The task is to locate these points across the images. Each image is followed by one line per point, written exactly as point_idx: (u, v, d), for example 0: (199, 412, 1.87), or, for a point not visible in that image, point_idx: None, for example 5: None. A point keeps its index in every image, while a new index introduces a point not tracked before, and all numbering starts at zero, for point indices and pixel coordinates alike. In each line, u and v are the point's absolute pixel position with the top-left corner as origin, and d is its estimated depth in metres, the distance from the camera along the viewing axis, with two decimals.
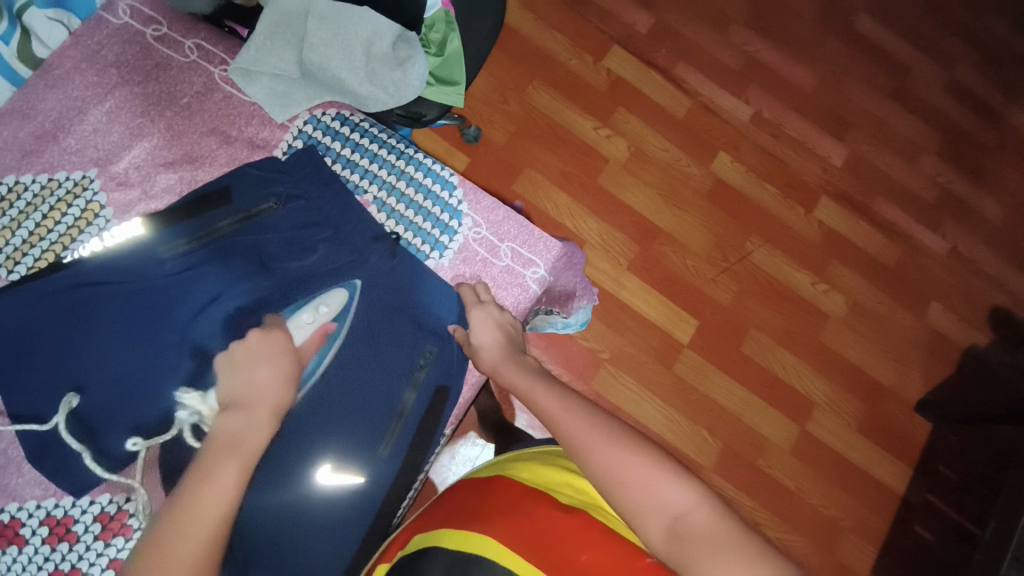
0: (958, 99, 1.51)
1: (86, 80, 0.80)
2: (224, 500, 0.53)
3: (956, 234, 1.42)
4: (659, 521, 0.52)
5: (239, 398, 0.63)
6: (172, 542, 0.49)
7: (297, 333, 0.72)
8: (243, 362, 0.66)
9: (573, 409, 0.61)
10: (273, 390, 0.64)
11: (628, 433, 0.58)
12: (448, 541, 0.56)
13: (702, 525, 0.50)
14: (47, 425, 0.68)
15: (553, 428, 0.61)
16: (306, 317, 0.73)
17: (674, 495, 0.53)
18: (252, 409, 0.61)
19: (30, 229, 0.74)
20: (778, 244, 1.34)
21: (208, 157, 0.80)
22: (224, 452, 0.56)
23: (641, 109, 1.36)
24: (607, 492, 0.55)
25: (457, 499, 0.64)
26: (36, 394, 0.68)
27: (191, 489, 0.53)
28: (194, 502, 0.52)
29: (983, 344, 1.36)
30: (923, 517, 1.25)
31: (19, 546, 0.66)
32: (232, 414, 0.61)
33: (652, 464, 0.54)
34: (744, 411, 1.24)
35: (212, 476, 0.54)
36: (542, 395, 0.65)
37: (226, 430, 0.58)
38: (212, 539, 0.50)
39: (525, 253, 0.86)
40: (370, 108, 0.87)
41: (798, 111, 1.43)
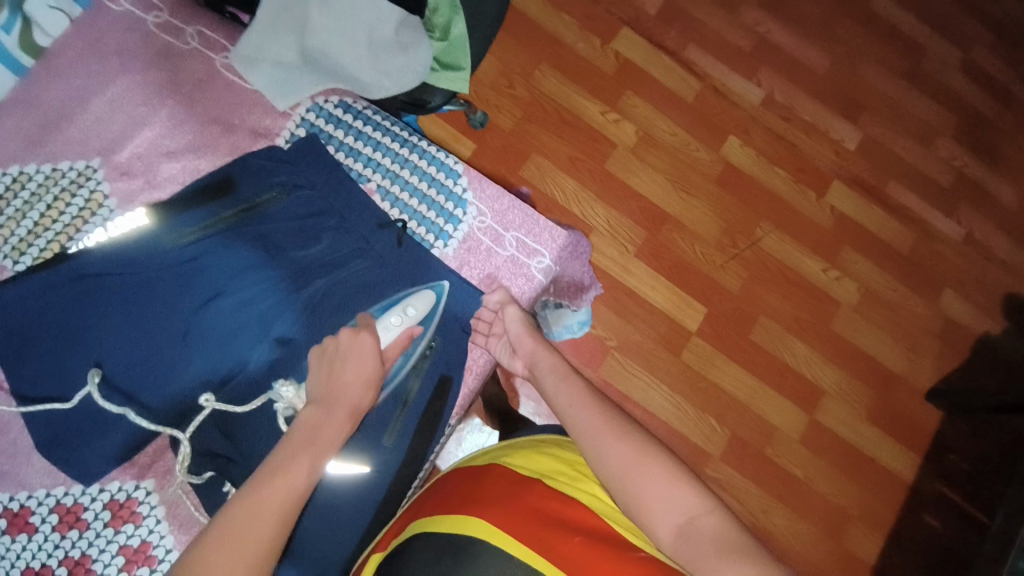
0: (977, 80, 1.47)
1: (87, 69, 0.79)
2: (297, 490, 0.56)
3: (972, 219, 1.39)
4: (670, 522, 0.52)
5: (323, 394, 0.65)
6: (244, 527, 0.52)
7: (385, 335, 0.72)
8: (334, 360, 0.67)
9: (586, 399, 0.63)
10: (359, 391, 0.66)
11: (642, 433, 0.59)
12: (441, 524, 0.57)
13: (712, 529, 0.51)
14: (69, 403, 0.68)
15: (564, 414, 0.63)
16: (394, 320, 0.73)
17: (686, 498, 0.53)
18: (334, 406, 0.64)
19: (36, 220, 0.74)
20: (789, 231, 1.32)
21: (211, 146, 0.80)
22: (301, 445, 0.59)
23: (649, 92, 1.34)
24: (617, 487, 0.55)
25: (448, 488, 0.63)
26: (46, 381, 0.69)
27: (266, 475, 0.56)
28: (265, 495, 0.54)
29: (996, 332, 1.34)
30: (932, 505, 1.24)
31: (29, 534, 0.68)
32: (314, 409, 0.63)
33: (667, 468, 0.55)
34: (752, 399, 1.23)
35: (289, 466, 0.57)
36: (554, 381, 0.68)
37: (308, 423, 0.62)
38: (278, 527, 0.54)
39: (531, 243, 0.85)
40: (375, 96, 0.85)
41: (810, 93, 1.40)
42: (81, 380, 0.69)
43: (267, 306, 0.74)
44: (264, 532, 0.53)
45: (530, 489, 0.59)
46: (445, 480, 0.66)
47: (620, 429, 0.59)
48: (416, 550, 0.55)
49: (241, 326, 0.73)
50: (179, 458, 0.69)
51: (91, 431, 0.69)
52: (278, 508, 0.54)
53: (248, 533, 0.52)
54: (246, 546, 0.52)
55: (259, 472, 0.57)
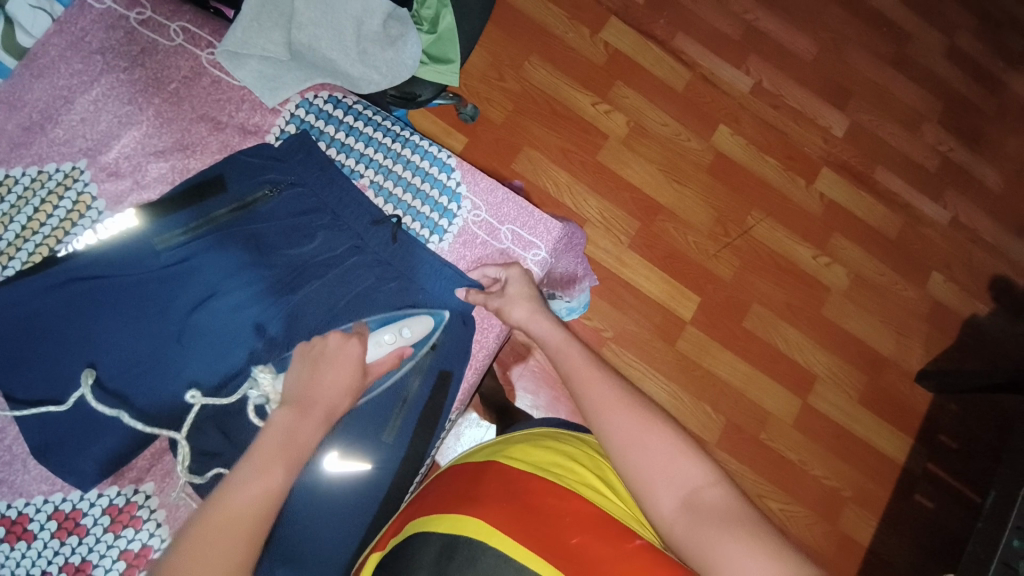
0: (961, 65, 1.48)
1: (71, 68, 0.77)
2: (273, 496, 0.54)
3: (958, 203, 1.41)
4: (675, 493, 0.53)
5: (298, 395, 0.63)
6: (220, 534, 0.50)
7: (374, 351, 0.72)
8: (315, 357, 0.67)
9: (597, 373, 0.63)
10: (337, 395, 0.64)
11: (652, 407, 0.59)
12: (440, 527, 0.56)
13: (715, 501, 0.51)
14: (65, 405, 0.67)
15: (576, 385, 0.63)
16: (387, 337, 0.72)
17: (691, 471, 0.53)
18: (310, 408, 0.62)
19: (24, 223, 0.73)
20: (780, 218, 1.33)
21: (200, 145, 0.79)
22: (278, 446, 0.58)
23: (640, 83, 1.33)
24: (622, 459, 0.56)
25: (448, 485, 0.63)
26: (40, 384, 0.68)
27: (240, 477, 0.54)
28: (233, 509, 0.52)
29: (983, 314, 1.36)
30: (924, 485, 1.26)
31: (28, 541, 0.67)
32: (288, 411, 0.62)
33: (673, 441, 0.55)
34: (747, 386, 1.25)
35: (264, 470, 0.55)
36: (564, 354, 0.67)
37: (280, 424, 0.60)
38: (251, 532, 0.52)
39: (526, 236, 0.85)
40: (363, 90, 0.85)
41: (799, 81, 1.40)
42: (77, 381, 0.68)
43: (261, 308, 0.73)
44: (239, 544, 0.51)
45: (527, 483, 0.59)
46: (440, 480, 0.66)
47: (629, 401, 0.59)
48: (417, 546, 0.55)
49: (235, 326, 0.72)
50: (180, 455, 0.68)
51: (87, 437, 0.68)
52: (253, 511, 0.52)
53: (224, 537, 0.50)
54: (220, 554, 0.49)
55: (231, 476, 0.55)
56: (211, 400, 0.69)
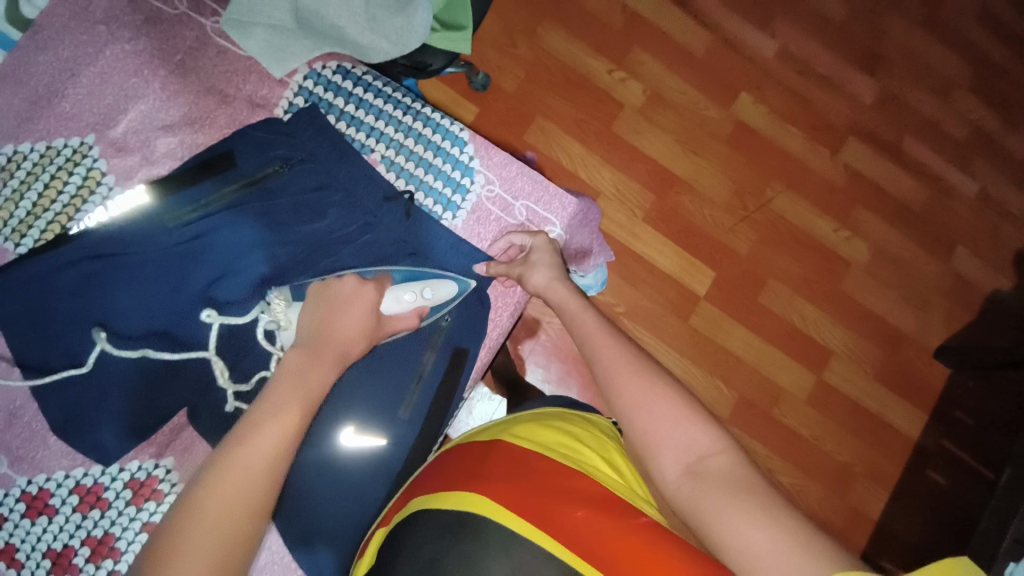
0: (998, 28, 1.40)
1: (75, 40, 0.75)
2: (291, 433, 0.54)
3: (988, 174, 1.35)
4: (679, 458, 0.51)
5: (310, 337, 0.64)
6: (240, 467, 0.50)
7: (393, 305, 0.72)
8: (332, 299, 0.67)
9: (610, 340, 0.62)
10: (352, 338, 0.65)
11: (660, 374, 0.57)
12: (437, 502, 0.56)
13: (719, 467, 0.50)
14: (84, 368, 0.68)
15: (590, 350, 0.62)
16: (408, 296, 0.72)
17: (696, 437, 0.52)
18: (323, 350, 0.62)
19: (34, 200, 0.72)
20: (800, 191, 1.29)
21: (207, 119, 0.77)
22: (290, 387, 0.57)
23: (658, 48, 1.28)
24: (628, 423, 0.55)
25: (455, 459, 0.63)
26: (56, 353, 0.68)
27: (255, 419, 0.53)
28: (249, 447, 0.51)
29: (1008, 290, 1.33)
30: (937, 461, 1.26)
31: (50, 516, 0.69)
32: (299, 353, 0.62)
33: (678, 407, 0.54)
34: (760, 362, 1.23)
35: (282, 409, 0.55)
36: (575, 324, 0.66)
37: (295, 365, 0.60)
38: (271, 466, 0.51)
39: (541, 212, 0.83)
40: (373, 60, 0.80)
41: (826, 45, 1.34)
42: (91, 339, 0.68)
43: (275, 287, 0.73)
44: (259, 483, 0.50)
45: (537, 460, 0.59)
46: (448, 455, 0.65)
47: (637, 366, 0.58)
48: (422, 522, 0.55)
49: (251, 305, 0.72)
50: (215, 369, 0.71)
51: (105, 412, 0.68)
52: (271, 447, 0.52)
53: (244, 469, 0.50)
54: (242, 486, 0.49)
55: (249, 413, 0.54)
56: (227, 319, 0.71)
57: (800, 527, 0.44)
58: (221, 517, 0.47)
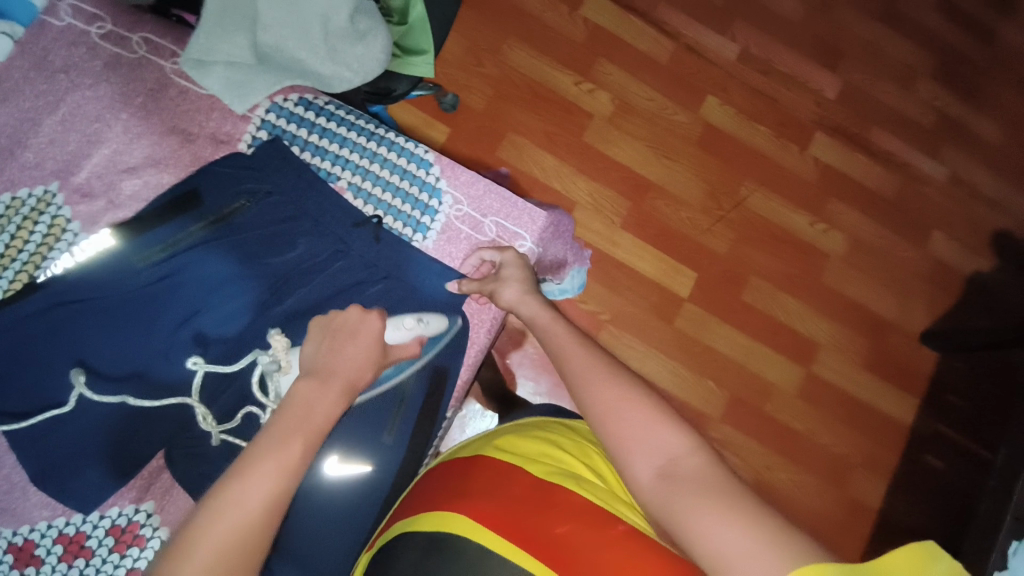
0: (952, 16, 1.44)
1: (35, 90, 0.76)
2: (291, 470, 0.52)
3: (955, 158, 1.38)
4: (651, 462, 0.51)
5: (317, 366, 0.62)
6: (235, 506, 0.48)
7: (393, 333, 0.72)
8: (336, 332, 0.65)
9: (582, 350, 0.62)
10: (357, 368, 0.63)
11: (633, 379, 0.58)
12: (425, 524, 0.55)
13: (691, 469, 0.50)
14: (66, 408, 0.67)
15: (562, 360, 0.62)
16: (408, 322, 0.73)
17: (667, 439, 0.52)
18: (329, 380, 0.60)
19: (1, 251, 0.72)
20: (773, 187, 1.30)
21: (172, 159, 0.78)
22: (296, 421, 0.55)
23: (623, 58, 1.30)
24: (601, 430, 0.55)
25: (434, 481, 0.63)
26: (31, 397, 0.67)
27: (257, 455, 0.51)
28: (246, 487, 0.49)
29: (986, 270, 1.34)
30: (933, 446, 1.26)
31: (36, 567, 0.68)
32: (307, 381, 0.60)
33: (649, 411, 0.54)
34: (748, 359, 1.24)
35: (282, 444, 0.53)
36: (548, 336, 0.66)
37: (301, 397, 0.57)
38: (269, 506, 0.49)
39: (510, 227, 0.83)
40: (335, 89, 0.83)
41: (787, 44, 1.37)
42: (70, 380, 0.67)
43: (250, 319, 0.73)
44: (254, 523, 0.48)
45: (518, 475, 0.58)
46: (431, 473, 0.65)
47: (610, 373, 0.58)
48: (402, 547, 0.54)
49: (227, 339, 0.73)
50: (198, 414, 0.69)
51: (84, 458, 0.67)
52: (270, 487, 0.50)
53: (240, 509, 0.48)
54: (237, 526, 0.48)
55: (248, 449, 0.52)
56: (210, 366, 0.70)
57: (770, 521, 0.44)
58: (217, 563, 0.46)
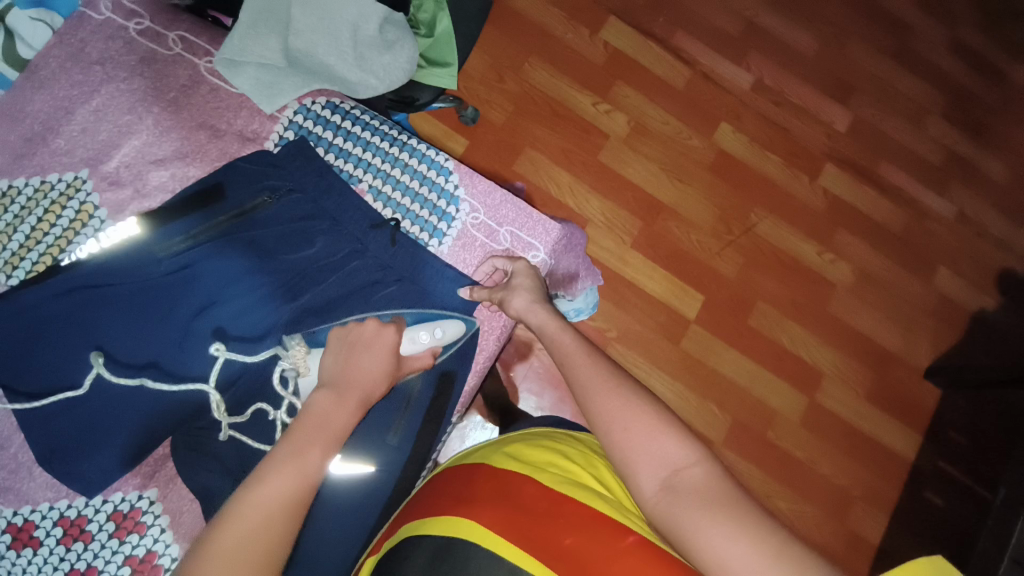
0: (964, 57, 1.46)
1: (71, 79, 0.78)
2: (308, 477, 0.52)
3: (964, 197, 1.39)
4: (657, 473, 0.51)
5: (335, 376, 0.63)
6: (256, 509, 0.49)
7: (409, 345, 0.73)
8: (353, 342, 0.67)
9: (591, 359, 0.62)
10: (374, 379, 0.64)
11: (639, 390, 0.58)
12: (433, 528, 0.55)
13: (696, 480, 0.50)
14: (81, 390, 0.67)
15: (569, 369, 0.63)
16: (423, 334, 0.74)
17: (672, 451, 0.52)
18: (347, 390, 0.61)
19: (27, 233, 0.73)
20: (783, 215, 1.32)
21: (199, 152, 0.80)
22: (314, 429, 0.56)
23: (640, 82, 1.33)
24: (609, 442, 0.55)
25: (439, 486, 0.63)
26: (49, 377, 0.68)
27: (275, 460, 0.52)
28: (263, 496, 0.50)
29: (992, 308, 1.34)
30: (935, 483, 1.25)
31: (34, 548, 0.68)
32: (327, 392, 0.61)
33: (655, 422, 0.54)
34: (752, 384, 1.24)
35: (301, 452, 0.54)
36: (557, 346, 0.66)
37: (319, 407, 0.59)
38: (287, 509, 0.50)
39: (525, 237, 0.85)
40: (361, 95, 0.85)
41: (801, 77, 1.39)
42: (88, 363, 0.68)
43: (263, 314, 0.74)
44: (271, 523, 0.49)
45: (526, 485, 0.58)
46: (438, 479, 0.65)
47: (618, 383, 0.58)
48: (408, 549, 0.55)
49: (242, 330, 0.73)
50: (213, 403, 0.69)
51: (94, 441, 0.67)
52: (290, 492, 0.51)
53: (259, 513, 0.49)
54: (257, 529, 0.48)
55: (268, 456, 0.53)
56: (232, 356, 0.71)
57: (775, 536, 0.45)
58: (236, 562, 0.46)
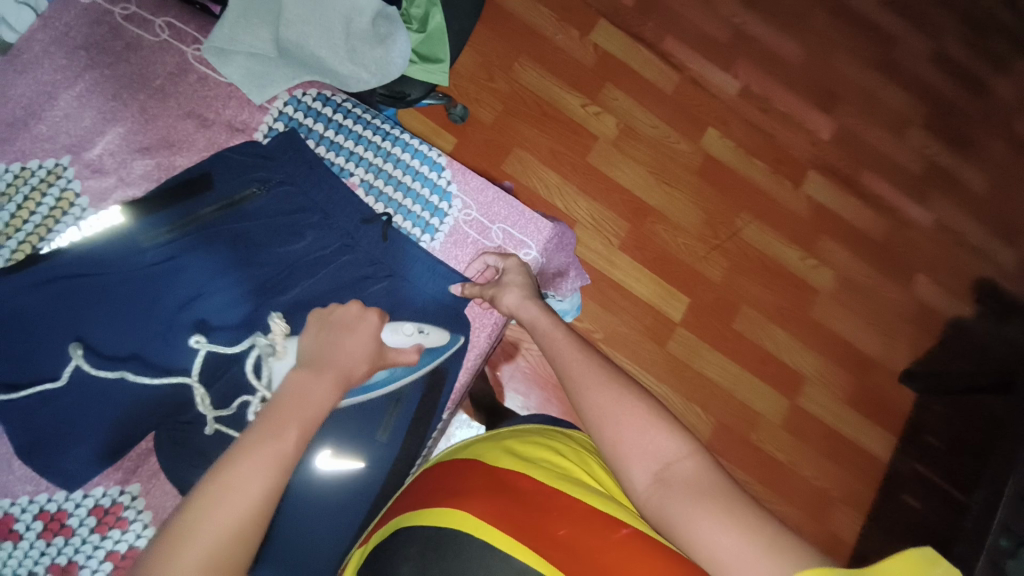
0: (944, 70, 1.50)
1: (55, 64, 0.76)
2: (286, 459, 0.51)
3: (943, 206, 1.43)
4: (648, 467, 0.51)
5: (313, 356, 0.62)
6: (234, 490, 0.47)
7: (393, 337, 0.71)
8: (334, 324, 0.66)
9: (583, 354, 0.62)
10: (353, 360, 0.63)
11: (632, 385, 0.58)
12: (422, 519, 0.55)
13: (687, 473, 0.50)
14: (58, 382, 0.65)
15: (560, 365, 0.63)
16: (408, 328, 0.72)
17: (664, 444, 0.52)
18: (323, 369, 0.60)
19: (7, 219, 0.71)
20: (768, 220, 1.34)
21: (186, 142, 0.78)
22: (291, 410, 0.55)
23: (630, 85, 1.34)
24: (601, 436, 0.55)
25: (429, 481, 0.62)
26: (25, 368, 0.65)
27: (251, 440, 0.51)
28: (241, 477, 0.48)
29: (969, 315, 1.38)
30: (913, 486, 1.27)
31: (13, 542, 0.66)
32: (303, 371, 0.60)
33: (647, 415, 0.54)
34: (736, 387, 1.25)
35: (278, 431, 0.52)
36: (550, 341, 0.66)
37: (295, 386, 0.57)
38: (268, 492, 0.49)
39: (517, 235, 0.85)
40: (352, 88, 0.83)
41: (786, 85, 1.42)
42: (66, 354, 0.65)
43: (250, 307, 0.73)
44: (252, 507, 0.47)
45: (519, 479, 0.58)
46: (428, 473, 0.64)
47: (610, 378, 0.58)
48: (397, 544, 0.54)
49: (227, 322, 0.72)
50: (197, 396, 0.68)
51: (73, 434, 0.65)
52: (269, 473, 0.49)
53: (240, 496, 0.47)
54: (235, 513, 0.47)
55: (244, 435, 0.52)
56: (215, 346, 0.69)
57: (768, 527, 0.45)
58: (219, 546, 0.45)
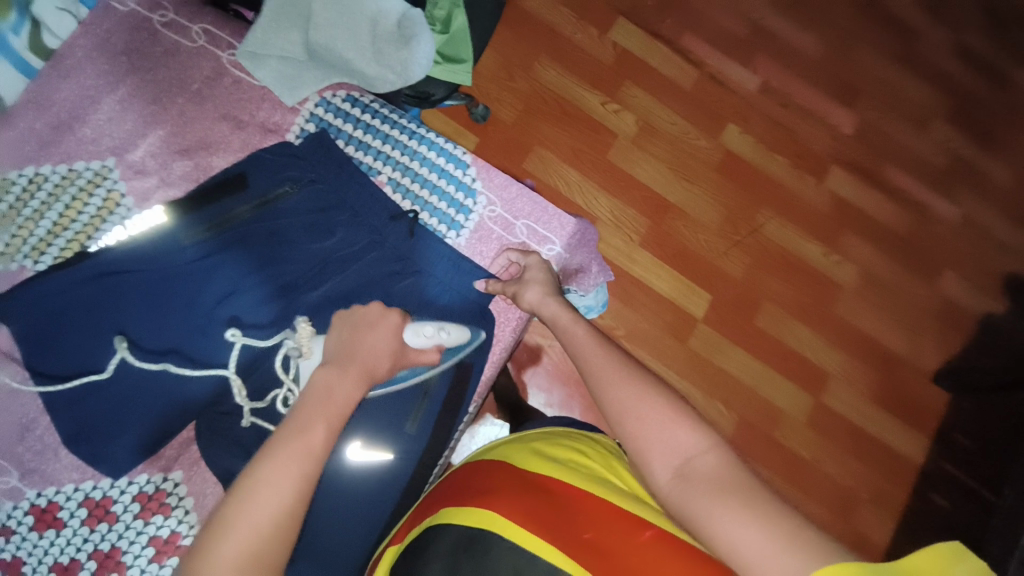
0: (971, 61, 1.47)
1: (97, 70, 0.79)
2: (315, 454, 0.53)
3: (969, 201, 1.41)
4: (670, 462, 0.53)
5: (338, 354, 0.64)
6: (268, 487, 0.50)
7: (416, 339, 0.71)
8: (357, 322, 0.67)
9: (607, 350, 0.63)
10: (376, 356, 0.65)
11: (653, 381, 0.59)
12: (453, 518, 0.56)
13: (708, 468, 0.51)
14: (103, 374, 0.69)
15: (583, 361, 0.64)
16: (428, 329, 0.72)
17: (685, 440, 0.53)
18: (347, 366, 0.62)
19: (53, 220, 0.74)
20: (790, 216, 1.33)
21: (222, 143, 0.81)
22: (318, 407, 0.57)
23: (649, 82, 1.34)
24: (624, 433, 0.56)
25: (458, 479, 0.64)
26: (75, 360, 0.69)
27: (281, 438, 0.53)
28: (274, 475, 0.50)
29: (998, 312, 1.35)
30: (940, 484, 1.26)
31: (58, 529, 0.69)
32: (328, 368, 0.61)
33: (668, 411, 0.55)
34: (758, 384, 1.25)
35: (306, 428, 0.54)
36: (573, 337, 0.67)
37: (322, 381, 0.60)
38: (300, 487, 0.51)
39: (541, 231, 0.87)
40: (379, 89, 0.86)
41: (808, 80, 1.41)
42: (111, 348, 0.69)
43: (283, 302, 0.75)
44: (285, 503, 0.50)
45: (546, 479, 0.59)
46: (456, 473, 0.66)
47: (631, 374, 0.59)
48: (429, 540, 0.56)
49: (261, 318, 0.74)
50: (235, 387, 0.71)
51: (121, 424, 0.69)
52: (300, 469, 0.52)
53: (274, 494, 0.50)
54: (270, 510, 0.49)
55: (276, 433, 0.54)
56: (249, 339, 0.71)
57: (788, 519, 0.46)
58: (259, 539, 0.48)
